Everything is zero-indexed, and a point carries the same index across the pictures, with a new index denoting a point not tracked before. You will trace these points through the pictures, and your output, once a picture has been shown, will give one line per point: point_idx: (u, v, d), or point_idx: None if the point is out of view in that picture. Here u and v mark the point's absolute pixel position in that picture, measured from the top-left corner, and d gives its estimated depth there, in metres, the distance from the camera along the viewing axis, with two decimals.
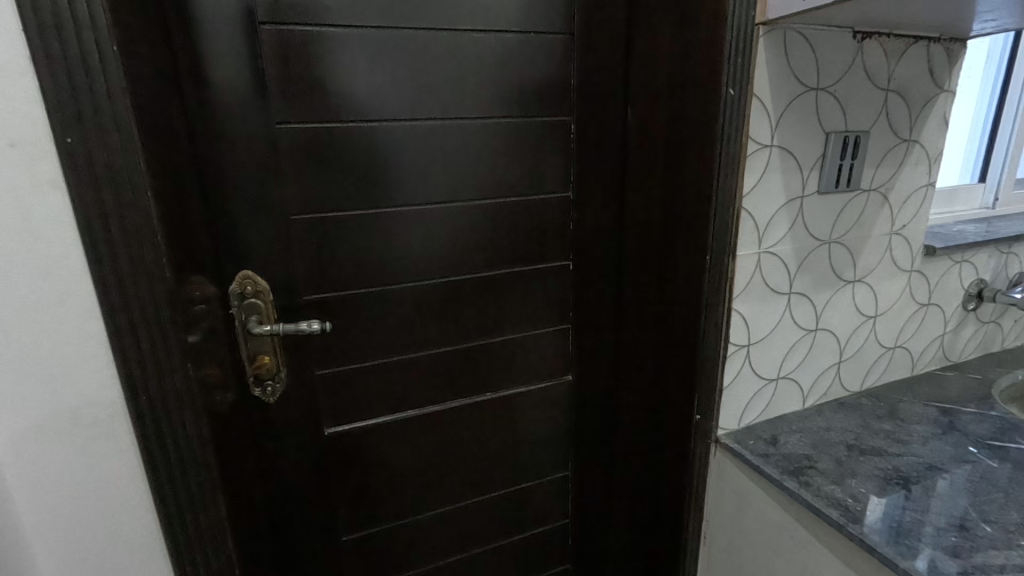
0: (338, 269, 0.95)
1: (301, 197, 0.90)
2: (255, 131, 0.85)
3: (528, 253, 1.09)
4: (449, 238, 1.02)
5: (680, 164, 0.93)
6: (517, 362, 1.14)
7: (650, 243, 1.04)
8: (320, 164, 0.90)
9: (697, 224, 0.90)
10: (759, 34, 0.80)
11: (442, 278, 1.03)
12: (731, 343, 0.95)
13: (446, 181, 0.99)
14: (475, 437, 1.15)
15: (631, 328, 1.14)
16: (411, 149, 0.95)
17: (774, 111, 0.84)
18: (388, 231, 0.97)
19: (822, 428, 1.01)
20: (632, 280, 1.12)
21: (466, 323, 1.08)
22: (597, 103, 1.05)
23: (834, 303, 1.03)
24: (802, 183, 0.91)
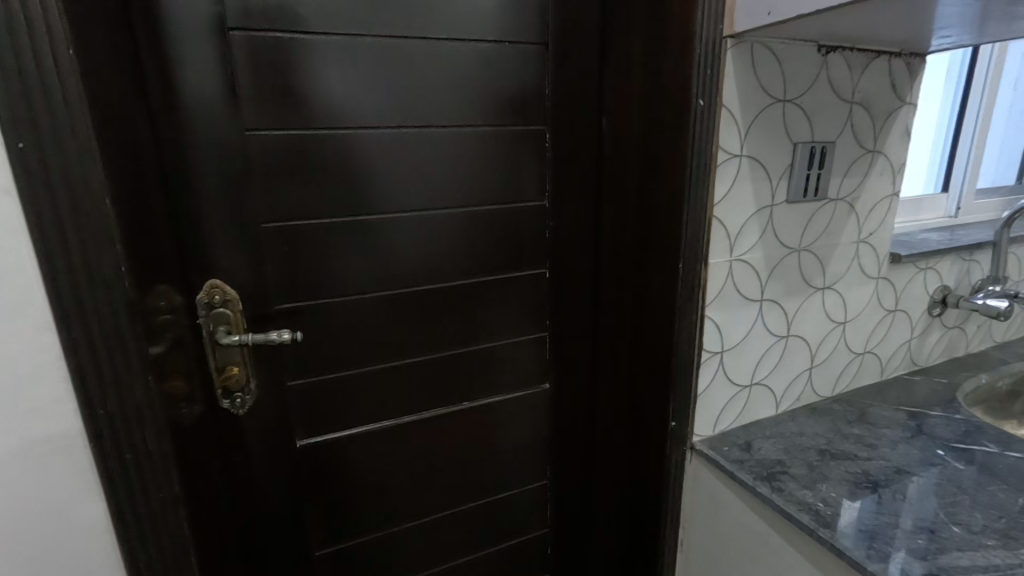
0: (312, 278, 0.94)
1: (272, 205, 0.88)
2: (225, 138, 0.83)
3: (505, 262, 1.09)
4: (424, 247, 1.01)
5: (653, 173, 0.94)
6: (495, 371, 1.14)
7: (625, 251, 1.05)
8: (291, 172, 0.88)
9: (670, 232, 0.91)
10: (727, 46, 0.81)
11: (418, 287, 1.02)
12: (705, 350, 0.96)
13: (421, 190, 0.99)
14: (453, 447, 1.14)
15: (607, 335, 1.15)
16: (385, 156, 0.94)
17: (743, 122, 0.86)
18: (362, 240, 0.96)
19: (795, 434, 1.02)
20: (608, 288, 1.12)
21: (441, 332, 1.07)
22: (572, 113, 1.06)
23: (805, 310, 1.05)
24: (772, 192, 0.92)
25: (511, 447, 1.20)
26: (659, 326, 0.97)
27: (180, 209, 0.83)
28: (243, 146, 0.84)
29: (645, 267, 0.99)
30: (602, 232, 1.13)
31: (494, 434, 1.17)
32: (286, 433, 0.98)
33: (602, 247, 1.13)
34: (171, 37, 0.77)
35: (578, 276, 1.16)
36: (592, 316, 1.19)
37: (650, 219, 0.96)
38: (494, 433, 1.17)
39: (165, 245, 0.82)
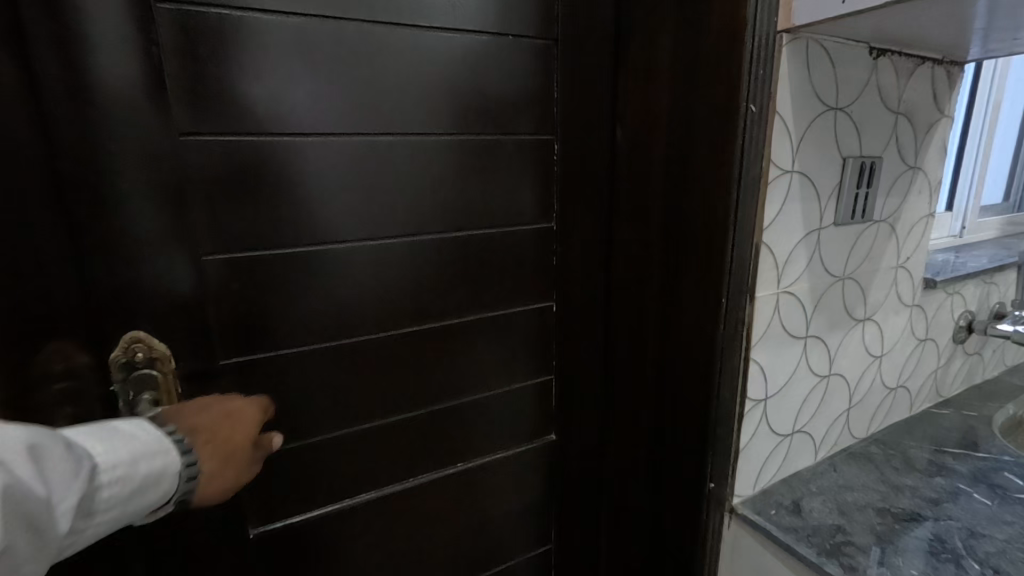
0: (270, 324, 0.74)
1: (216, 231, 0.69)
2: (149, 144, 0.62)
3: (504, 295, 0.93)
4: (410, 280, 0.84)
5: (684, 192, 0.80)
6: (492, 422, 0.97)
7: (645, 282, 0.91)
8: (241, 189, 0.69)
9: (710, 263, 0.77)
10: (780, 43, 0.69)
11: (403, 328, 0.84)
12: (747, 398, 0.82)
13: (406, 211, 0.81)
14: (443, 517, 0.95)
15: (623, 378, 0.99)
16: (363, 171, 0.76)
17: (795, 133, 0.73)
18: (334, 273, 0.77)
19: (843, 488, 0.89)
20: (622, 323, 0.97)
21: (430, 380, 0.89)
22: (581, 123, 0.91)
23: (846, 345, 0.93)
24: (820, 214, 0.80)
25: (509, 509, 1.03)
26: (693, 370, 0.82)
27: (81, 240, 0.61)
28: (173, 157, 0.64)
29: (673, 301, 0.85)
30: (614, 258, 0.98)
31: (490, 495, 1.00)
32: (234, 523, 0.76)
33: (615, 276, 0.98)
34: None
35: (587, 309, 1.00)
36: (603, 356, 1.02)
37: (679, 244, 0.82)
38: (490, 494, 1.00)
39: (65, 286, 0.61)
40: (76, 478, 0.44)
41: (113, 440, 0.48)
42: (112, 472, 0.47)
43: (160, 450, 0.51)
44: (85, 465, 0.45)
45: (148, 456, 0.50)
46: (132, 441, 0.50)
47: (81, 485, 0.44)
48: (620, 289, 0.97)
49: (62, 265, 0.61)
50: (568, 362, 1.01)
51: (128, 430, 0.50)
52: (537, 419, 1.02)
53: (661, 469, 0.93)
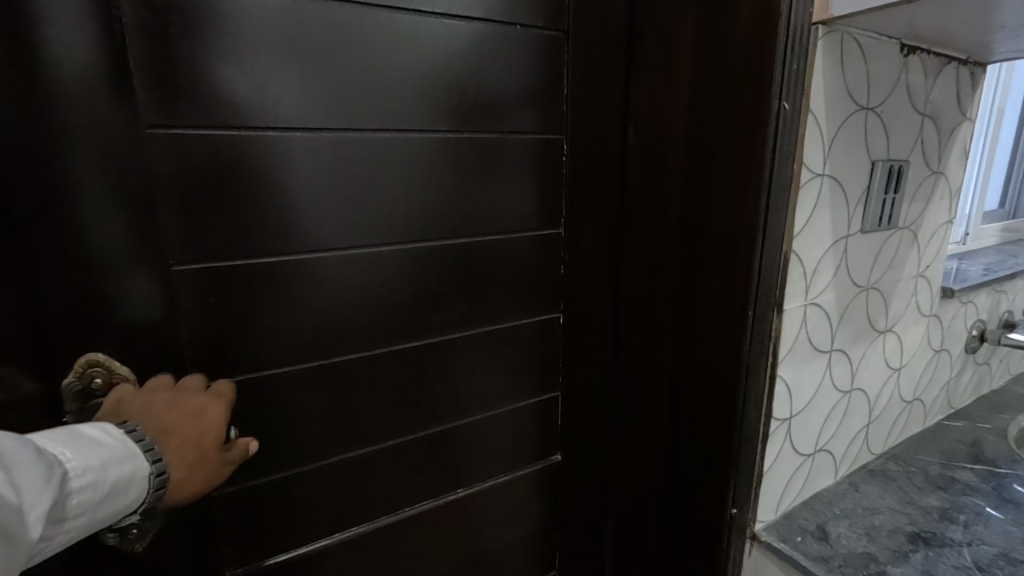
0: (252, 342, 0.66)
1: (190, 237, 0.60)
2: (109, 136, 0.54)
3: (507, 307, 0.86)
4: (408, 291, 0.76)
5: (705, 197, 0.74)
6: (493, 444, 0.90)
7: (659, 292, 0.85)
8: (219, 191, 0.61)
9: (736, 274, 0.71)
10: (815, 36, 0.63)
11: (400, 344, 0.77)
12: (772, 417, 0.76)
13: (404, 216, 0.74)
14: (441, 547, 0.88)
15: (632, 394, 0.93)
16: (358, 171, 0.69)
17: (827, 133, 0.68)
18: (325, 284, 0.70)
19: (868, 510, 0.84)
20: (632, 336, 0.91)
21: (429, 400, 0.81)
22: (591, 122, 0.85)
23: (868, 358, 0.89)
24: (849, 221, 0.75)
25: (511, 535, 0.96)
26: (714, 388, 0.77)
27: (29, 249, 0.52)
28: (141, 153, 0.56)
29: (691, 314, 0.79)
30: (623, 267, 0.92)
31: (491, 522, 0.93)
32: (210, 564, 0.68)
33: (625, 286, 0.92)
34: None
35: (595, 321, 0.94)
36: (611, 370, 0.96)
37: (698, 252, 0.76)
38: (490, 521, 0.93)
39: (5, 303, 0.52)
40: (49, 484, 0.41)
41: (81, 446, 0.46)
42: (81, 477, 0.44)
43: (127, 454, 0.48)
44: (55, 472, 0.42)
45: (116, 461, 0.47)
46: (98, 448, 0.47)
47: (53, 491, 0.41)
48: (630, 300, 0.91)
49: (5, 277, 0.52)
50: (575, 377, 0.95)
51: (92, 437, 0.47)
52: (541, 438, 0.95)
53: (676, 492, 0.87)
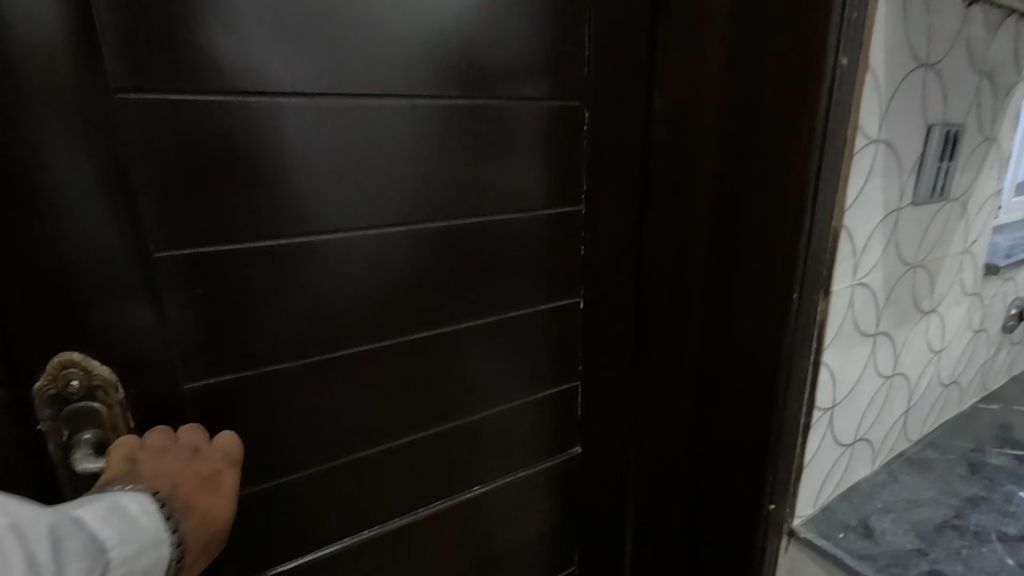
0: (245, 337, 0.60)
1: (171, 220, 0.53)
2: (72, 102, 0.46)
3: (522, 294, 0.80)
4: (417, 276, 0.70)
5: (743, 167, 0.67)
6: (509, 438, 0.85)
7: (687, 274, 0.78)
8: (205, 167, 0.54)
9: (779, 253, 0.64)
10: None
11: (409, 334, 0.71)
12: (815, 408, 0.70)
13: (412, 194, 0.67)
14: (455, 547, 0.83)
15: (656, 383, 0.87)
16: (361, 143, 0.62)
17: (884, 94, 0.61)
18: (327, 270, 0.63)
19: (910, 502, 0.79)
20: (656, 320, 0.85)
21: (442, 395, 0.76)
22: (613, 87, 0.77)
23: (911, 340, 0.83)
24: (900, 192, 0.68)
25: (527, 532, 0.91)
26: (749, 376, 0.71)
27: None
28: (114, 124, 0.49)
29: (723, 297, 0.73)
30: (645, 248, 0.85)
31: (507, 519, 0.88)
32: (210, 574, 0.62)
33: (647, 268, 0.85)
34: None
35: (615, 305, 0.87)
36: (632, 358, 0.90)
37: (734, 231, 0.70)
38: (505, 518, 0.88)
39: None
40: (92, 573, 0.37)
41: (123, 527, 0.41)
42: (121, 563, 0.39)
43: (161, 535, 0.44)
44: (99, 559, 0.38)
45: (148, 543, 0.42)
46: (136, 526, 0.42)
47: None
48: (653, 282, 0.84)
49: None
50: (593, 365, 0.89)
51: (131, 512, 0.43)
52: (557, 428, 0.90)
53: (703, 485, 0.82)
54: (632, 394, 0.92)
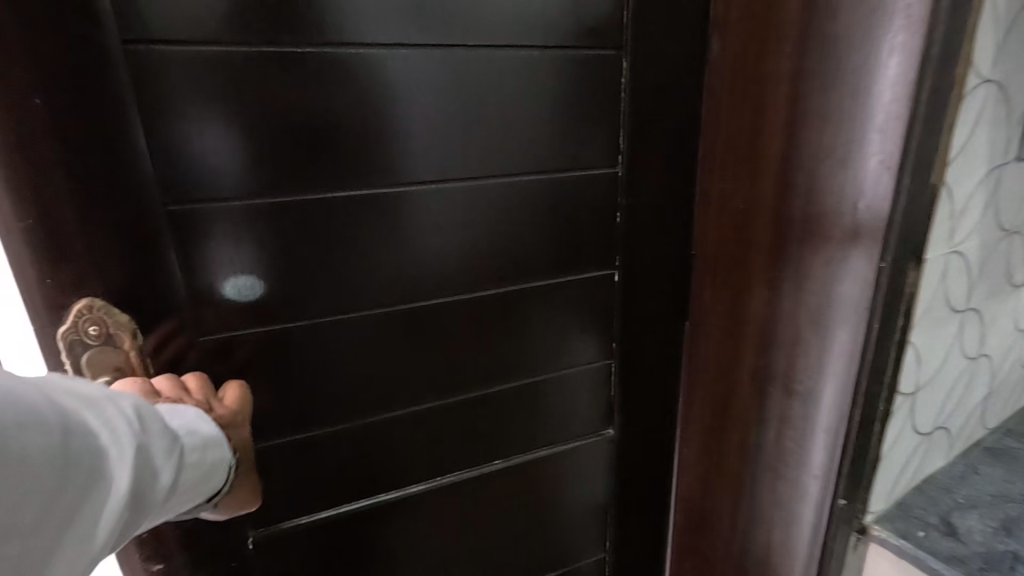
0: (293, 291, 0.61)
1: (228, 170, 0.56)
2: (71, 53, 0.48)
3: (556, 260, 0.72)
4: (494, 232, 0.68)
5: (815, 115, 0.61)
6: (547, 415, 0.79)
7: (743, 238, 0.72)
8: (233, 121, 0.54)
9: (863, 213, 0.58)
10: None
11: (478, 293, 0.69)
12: (897, 392, 0.62)
13: (492, 144, 0.65)
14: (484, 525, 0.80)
15: (705, 358, 0.81)
16: (437, 91, 0.61)
17: (1000, 20, 0.52)
18: (404, 223, 0.63)
19: (998, 497, 0.71)
20: (705, 290, 0.79)
21: (473, 366, 0.72)
22: (671, 27, 0.68)
23: (1000, 318, 0.73)
24: (1008, 144, 0.59)
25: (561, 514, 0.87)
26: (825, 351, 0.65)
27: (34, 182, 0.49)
28: (145, 76, 0.51)
29: (787, 262, 0.66)
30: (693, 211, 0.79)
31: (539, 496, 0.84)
32: None
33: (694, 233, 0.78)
34: None
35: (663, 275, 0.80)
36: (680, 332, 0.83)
37: (796, 187, 0.64)
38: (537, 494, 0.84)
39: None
40: (168, 450, 0.43)
41: (189, 422, 0.47)
42: (194, 452, 0.46)
43: (220, 438, 0.49)
44: (176, 443, 0.44)
45: (212, 441, 0.48)
46: (197, 430, 0.47)
47: (170, 460, 0.42)
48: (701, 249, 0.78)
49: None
50: (642, 342, 0.81)
51: (195, 415, 0.49)
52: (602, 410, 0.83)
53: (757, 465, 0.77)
54: (680, 372, 0.85)
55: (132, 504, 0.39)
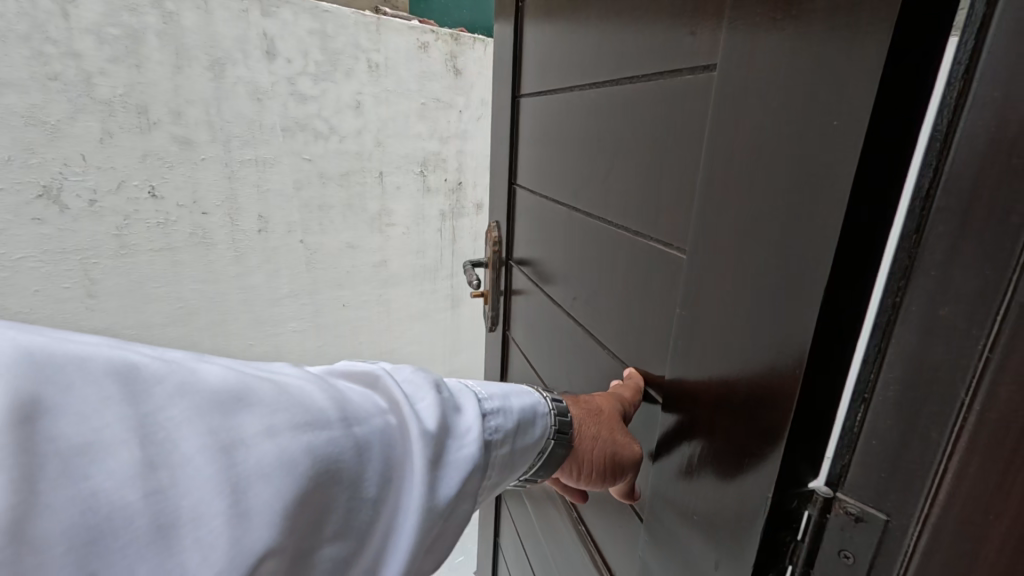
0: (615, 292, 0.69)
1: (601, 242, 0.72)
2: (534, 168, 0.99)
3: (693, 364, 0.50)
4: (779, 190, 0.37)
5: (771, 63, 0.38)
6: (807, 489, 0.39)
7: (919, 161, 0.30)
8: (661, 185, 0.57)
9: (817, 169, 0.34)
10: (796, 71, 0.36)
11: (795, 168, 0.36)
12: None
13: (771, 124, 0.38)
14: (654, 506, 0.59)
15: (980, 440, 0.27)
16: (742, 262, 0.42)
17: None
18: (773, 116, 0.38)
19: None
20: (928, 266, 0.29)
21: (733, 320, 0.44)
22: (697, 49, 0.50)
23: None
24: None
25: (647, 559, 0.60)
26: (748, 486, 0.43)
27: (578, 117, 0.78)
28: (580, 161, 0.78)
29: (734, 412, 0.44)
30: (900, 62, 0.29)
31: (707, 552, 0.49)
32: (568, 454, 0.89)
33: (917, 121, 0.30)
34: (532, 96, 0.99)
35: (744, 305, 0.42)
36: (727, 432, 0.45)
37: (762, 186, 0.39)
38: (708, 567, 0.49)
39: (535, 270, 1.02)
40: (574, 253, 0.82)
41: (574, 226, 0.81)
42: (576, 256, 0.81)
43: (582, 257, 0.79)
44: (572, 240, 0.82)
45: (579, 240, 0.80)
46: (575, 231, 0.81)
47: (569, 248, 0.84)
48: (729, 328, 0.44)
49: (535, 251, 1.00)
50: (931, 411, 0.30)
51: (574, 217, 0.81)
52: (772, 431, 0.39)
53: None
54: (966, 501, 0.29)
55: (576, 255, 0.81)
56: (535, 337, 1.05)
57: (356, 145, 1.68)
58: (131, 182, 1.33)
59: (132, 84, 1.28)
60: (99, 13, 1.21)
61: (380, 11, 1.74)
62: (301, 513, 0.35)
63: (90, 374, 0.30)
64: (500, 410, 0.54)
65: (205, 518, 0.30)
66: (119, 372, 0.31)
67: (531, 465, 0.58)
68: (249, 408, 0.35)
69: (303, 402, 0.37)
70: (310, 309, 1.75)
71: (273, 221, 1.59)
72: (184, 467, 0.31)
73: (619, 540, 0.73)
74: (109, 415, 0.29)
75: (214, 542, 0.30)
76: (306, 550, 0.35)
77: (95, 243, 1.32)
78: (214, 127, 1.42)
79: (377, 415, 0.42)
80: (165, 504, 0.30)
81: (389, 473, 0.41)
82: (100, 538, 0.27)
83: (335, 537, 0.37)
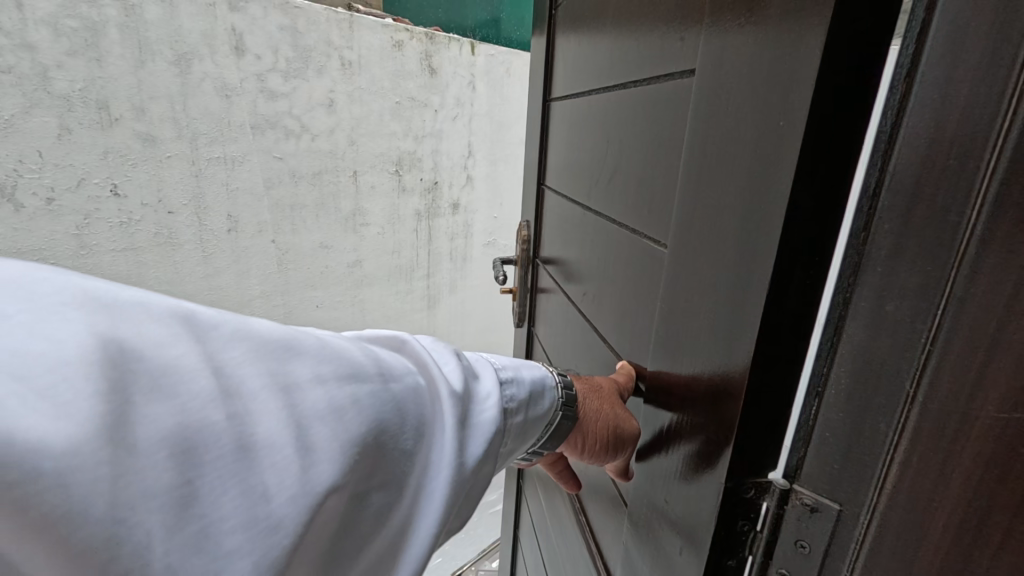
0: (616, 289, 0.69)
1: (606, 240, 0.73)
2: (560, 166, 0.99)
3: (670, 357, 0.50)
4: (739, 186, 0.38)
5: (735, 64, 0.39)
6: (766, 483, 0.39)
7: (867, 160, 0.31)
8: (652, 184, 0.58)
9: (768, 168, 0.35)
10: (755, 70, 0.36)
11: (751, 166, 0.37)
12: None
13: (735, 122, 0.39)
14: (637, 498, 0.60)
15: (923, 430, 0.28)
16: (711, 256, 0.43)
17: None
18: (736, 116, 0.39)
19: None
20: (876, 260, 0.30)
21: (701, 314, 0.44)
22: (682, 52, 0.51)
23: None
24: None
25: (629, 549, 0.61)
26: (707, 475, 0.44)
27: (594, 118, 0.79)
28: (593, 161, 0.79)
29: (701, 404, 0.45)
30: (834, 72, 0.30)
31: (675, 541, 0.50)
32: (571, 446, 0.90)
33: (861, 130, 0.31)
34: (560, 98, 0.99)
35: (711, 299, 0.43)
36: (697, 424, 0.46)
37: (726, 183, 0.40)
38: (674, 558, 0.50)
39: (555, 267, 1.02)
40: (587, 248, 0.82)
41: (587, 221, 0.82)
42: (589, 251, 0.81)
43: (593, 252, 0.79)
44: (587, 234, 0.82)
45: (592, 234, 0.80)
46: (589, 226, 0.81)
47: (585, 244, 0.83)
48: (698, 321, 0.45)
49: (558, 248, 1.01)
50: (881, 401, 0.31)
51: (588, 213, 0.82)
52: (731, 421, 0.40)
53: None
54: (912, 490, 0.29)
55: (589, 249, 0.81)
56: (554, 334, 1.05)
57: (328, 144, 1.65)
58: (91, 180, 1.28)
59: (91, 78, 1.24)
60: (55, 4, 1.16)
61: (355, 9, 1.72)
62: (358, 454, 0.37)
63: (160, 316, 0.32)
64: (512, 381, 0.55)
65: (277, 446, 0.33)
66: (183, 317, 0.33)
67: (542, 436, 0.60)
68: (299, 356, 0.37)
69: (345, 355, 0.39)
70: (282, 310, 1.72)
71: (242, 220, 1.55)
72: (252, 400, 0.34)
73: (608, 529, 0.74)
74: (180, 353, 0.32)
75: (286, 467, 0.33)
76: (360, 489, 0.37)
77: (52, 244, 1.27)
78: (179, 123, 1.38)
79: (412, 373, 0.43)
80: (237, 433, 0.32)
81: (425, 428, 0.43)
82: (191, 451, 0.30)
83: (384, 483, 0.39)
